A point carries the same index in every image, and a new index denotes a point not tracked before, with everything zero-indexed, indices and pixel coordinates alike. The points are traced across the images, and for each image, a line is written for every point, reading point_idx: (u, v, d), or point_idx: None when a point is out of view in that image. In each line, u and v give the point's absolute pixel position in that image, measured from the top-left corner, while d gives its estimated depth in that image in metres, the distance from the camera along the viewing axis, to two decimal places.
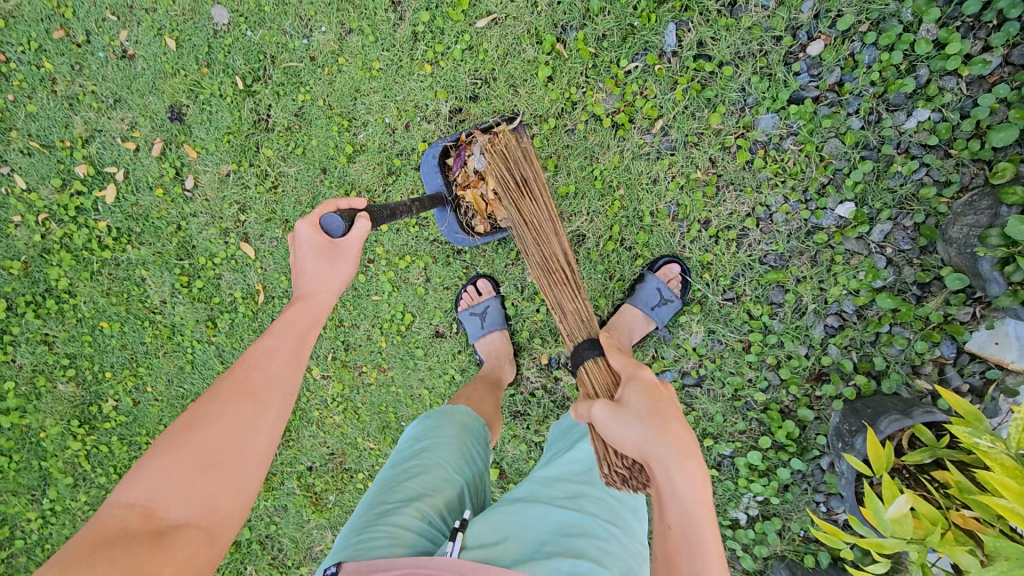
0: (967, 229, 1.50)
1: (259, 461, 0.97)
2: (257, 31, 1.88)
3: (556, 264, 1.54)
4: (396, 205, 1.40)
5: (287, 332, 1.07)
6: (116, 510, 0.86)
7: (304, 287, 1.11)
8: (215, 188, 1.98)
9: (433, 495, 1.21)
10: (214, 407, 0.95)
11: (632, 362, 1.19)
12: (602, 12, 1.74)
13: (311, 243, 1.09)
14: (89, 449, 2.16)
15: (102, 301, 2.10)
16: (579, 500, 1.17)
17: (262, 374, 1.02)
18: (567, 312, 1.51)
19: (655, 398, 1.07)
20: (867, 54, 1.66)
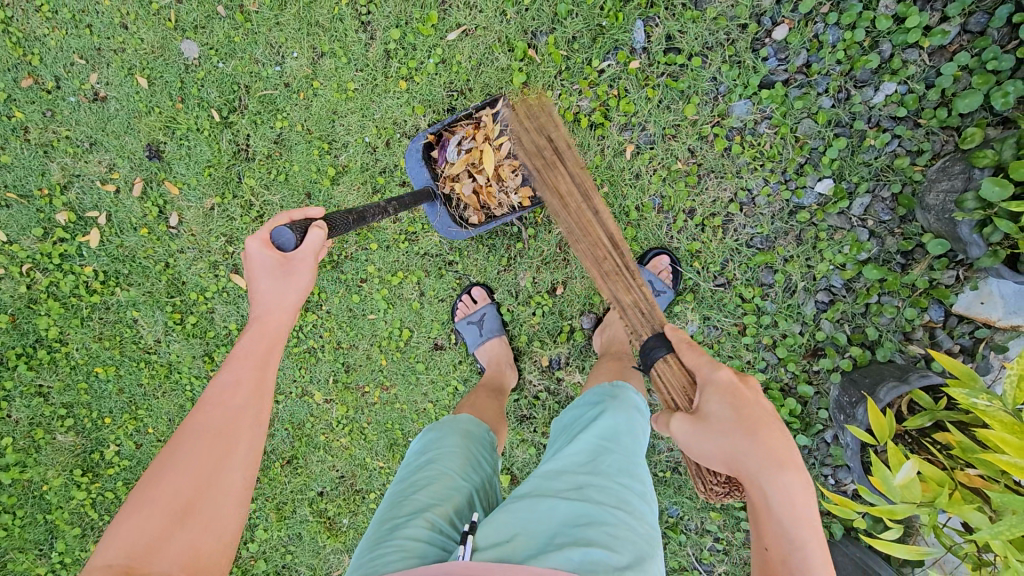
0: (944, 195, 1.55)
1: (235, 498, 0.99)
2: (229, 62, 1.88)
3: (603, 253, 1.56)
4: (366, 209, 1.41)
5: (246, 363, 1.12)
6: (93, 574, 0.84)
7: (259, 310, 1.17)
8: (200, 222, 1.97)
9: (440, 503, 1.22)
10: (180, 453, 0.97)
11: (707, 361, 1.20)
12: (570, 15, 1.77)
13: (265, 260, 1.14)
14: (94, 497, 2.13)
15: (95, 346, 2.08)
16: (584, 490, 1.17)
17: (224, 410, 1.04)
18: (627, 303, 1.50)
19: (735, 406, 1.10)
20: (831, 34, 1.70)
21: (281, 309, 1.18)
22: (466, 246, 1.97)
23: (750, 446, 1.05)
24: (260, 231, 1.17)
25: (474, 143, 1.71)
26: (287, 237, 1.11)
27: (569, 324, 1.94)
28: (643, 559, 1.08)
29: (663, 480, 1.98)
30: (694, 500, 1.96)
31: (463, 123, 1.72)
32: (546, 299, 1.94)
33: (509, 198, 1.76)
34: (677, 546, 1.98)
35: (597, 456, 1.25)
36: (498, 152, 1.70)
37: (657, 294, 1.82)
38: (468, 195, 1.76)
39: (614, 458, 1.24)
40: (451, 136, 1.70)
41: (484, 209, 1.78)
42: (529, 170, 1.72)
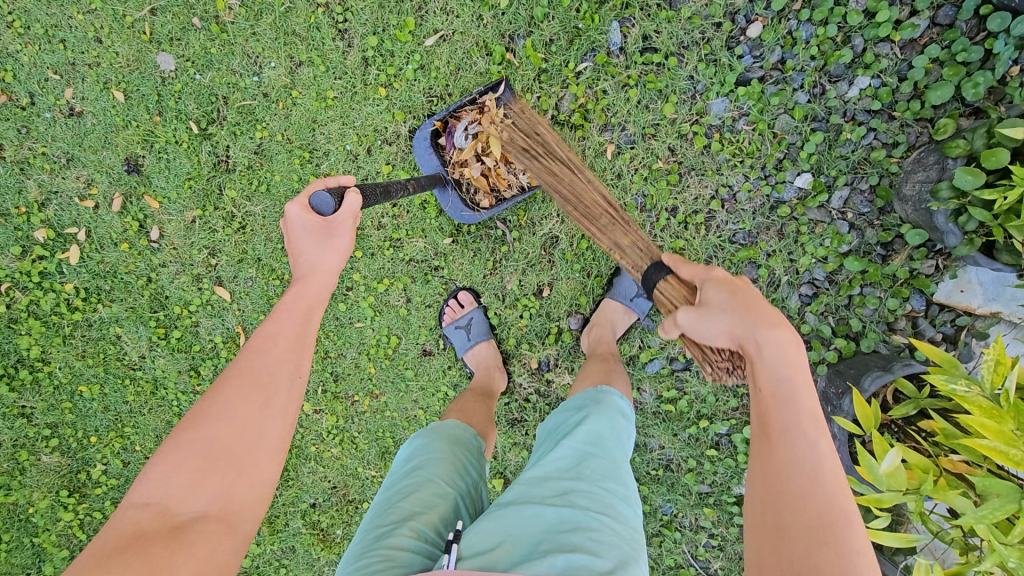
0: (919, 186, 1.58)
1: (272, 447, 1.00)
2: (206, 74, 1.87)
3: (596, 209, 1.56)
4: (391, 184, 1.44)
5: (290, 316, 1.14)
6: (131, 512, 0.88)
7: (302, 268, 1.19)
8: (182, 235, 1.95)
9: (426, 510, 1.21)
10: (220, 397, 0.99)
11: (699, 266, 1.23)
12: (547, 18, 1.78)
13: (304, 222, 1.18)
14: (82, 518, 2.10)
15: (79, 364, 2.05)
16: (569, 495, 1.17)
17: (267, 359, 1.06)
18: (626, 247, 1.53)
19: (733, 291, 1.12)
20: (804, 31, 1.72)
21: (322, 270, 1.20)
22: (450, 251, 1.97)
23: (738, 297, 1.09)
24: (302, 195, 1.20)
25: (480, 127, 1.70)
26: (325, 202, 1.15)
27: (557, 325, 1.94)
28: (627, 564, 1.08)
29: (656, 478, 1.98)
30: (686, 497, 1.96)
31: (468, 108, 1.72)
32: (533, 301, 1.94)
33: (519, 178, 1.75)
34: (672, 543, 1.98)
35: (582, 461, 1.25)
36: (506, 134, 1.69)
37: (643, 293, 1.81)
38: (478, 179, 1.76)
39: (599, 462, 1.25)
40: (457, 123, 1.70)
41: (494, 192, 1.79)
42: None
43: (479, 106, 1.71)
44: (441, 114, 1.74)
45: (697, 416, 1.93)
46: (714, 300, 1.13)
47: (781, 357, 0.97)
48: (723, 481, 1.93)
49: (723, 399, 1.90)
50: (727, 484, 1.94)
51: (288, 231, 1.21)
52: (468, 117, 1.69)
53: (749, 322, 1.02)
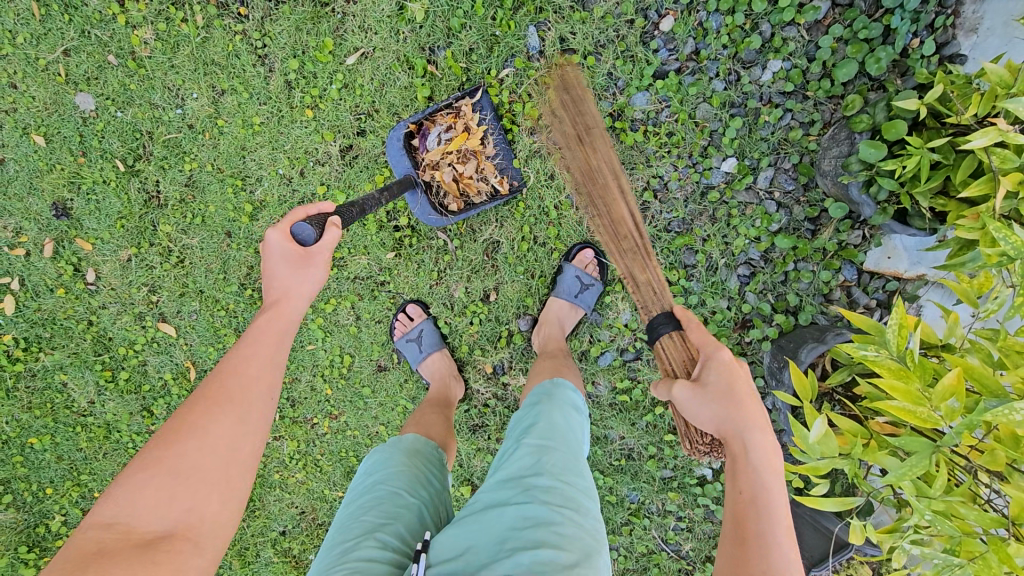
0: (835, 160, 1.64)
1: (243, 468, 0.98)
2: (128, 111, 1.84)
3: (625, 232, 1.91)
4: (365, 199, 1.46)
5: (265, 335, 1.12)
6: (92, 532, 0.85)
7: (278, 290, 1.17)
8: (119, 275, 1.91)
9: (390, 521, 1.20)
10: (192, 417, 0.97)
11: (711, 340, 1.33)
12: (464, 28, 1.80)
13: (284, 247, 1.17)
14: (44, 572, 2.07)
15: (26, 416, 2.01)
16: (530, 491, 1.15)
17: (239, 378, 1.04)
18: (669, 312, 1.63)
19: (728, 374, 1.24)
20: (714, 21, 1.77)
21: (300, 293, 1.19)
22: (395, 265, 1.97)
23: (734, 378, 1.22)
24: (282, 220, 1.19)
25: (453, 133, 1.78)
26: (309, 228, 1.18)
27: (507, 328, 1.96)
28: (592, 555, 1.08)
29: (619, 468, 2.01)
30: (652, 484, 1.99)
31: (442, 112, 1.79)
32: (481, 307, 1.96)
33: (489, 184, 1.84)
34: (642, 530, 2.01)
35: (542, 455, 1.23)
36: (478, 144, 1.80)
37: (586, 288, 1.84)
38: (449, 182, 1.80)
39: (559, 456, 1.23)
40: (431, 126, 1.75)
41: (463, 196, 1.83)
42: (507, 159, 1.85)
43: (454, 111, 1.79)
44: (413, 117, 1.77)
45: (653, 403, 1.96)
46: (710, 381, 1.26)
47: (763, 455, 1.09)
48: (684, 464, 1.97)
49: None
50: (688, 466, 1.97)
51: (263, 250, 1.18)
52: (442, 121, 1.76)
53: (738, 419, 1.15)
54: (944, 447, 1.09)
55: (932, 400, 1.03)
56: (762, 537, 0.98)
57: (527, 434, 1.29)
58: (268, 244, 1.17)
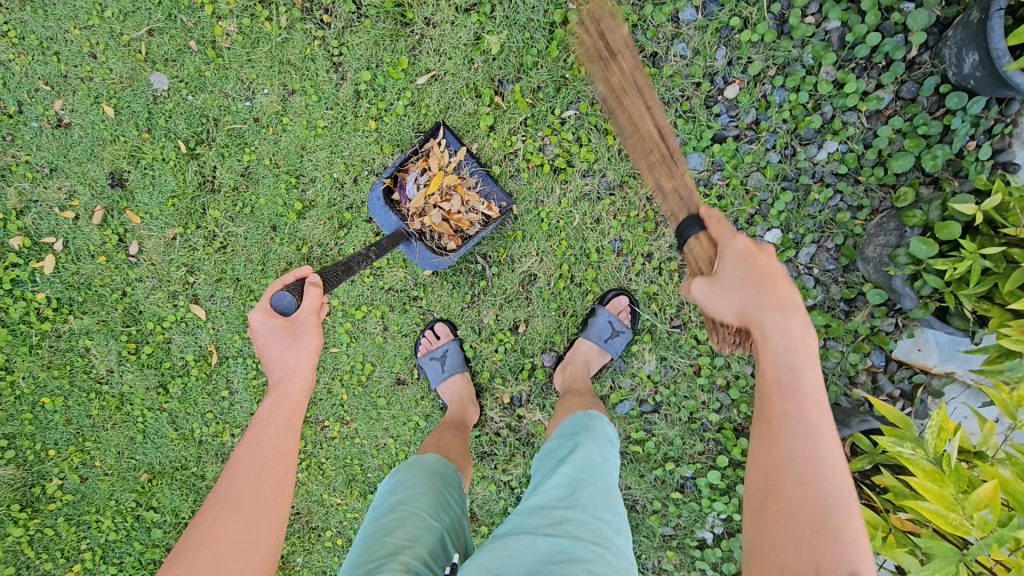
0: (880, 249, 1.66)
1: (256, 570, 1.01)
2: (198, 96, 1.89)
3: (651, 142, 1.56)
4: (352, 257, 1.49)
5: (268, 425, 1.16)
6: None
7: (277, 371, 1.21)
8: (161, 252, 1.94)
9: (413, 545, 1.20)
10: (201, 532, 1.00)
11: (729, 230, 1.21)
12: (535, 66, 1.84)
13: (270, 327, 1.20)
14: (32, 534, 2.08)
15: (43, 375, 2.03)
16: (563, 525, 1.16)
17: (243, 479, 1.07)
18: (668, 191, 1.53)
19: (750, 263, 1.11)
20: (778, 95, 1.81)
21: (299, 369, 1.22)
22: (430, 282, 1.99)
23: (754, 267, 1.10)
24: (263, 297, 1.22)
25: (429, 175, 1.79)
26: (286, 299, 1.20)
27: (531, 361, 1.97)
28: None
29: None
30: (651, 539, 1.98)
31: (411, 160, 1.80)
32: (509, 336, 1.97)
33: (479, 213, 1.83)
34: None
35: (575, 488, 1.23)
36: (454, 180, 1.81)
37: (616, 334, 1.85)
38: (440, 223, 1.78)
39: (593, 490, 1.23)
40: (406, 175, 1.76)
41: (458, 233, 1.81)
42: (489, 183, 1.84)
43: (422, 156, 1.80)
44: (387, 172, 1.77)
45: (664, 458, 1.97)
46: (726, 272, 1.14)
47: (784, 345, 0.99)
48: (687, 524, 1.97)
49: (690, 443, 1.94)
50: (690, 527, 1.97)
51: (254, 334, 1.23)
52: (415, 167, 1.77)
53: (760, 303, 1.04)
54: (971, 556, 1.09)
55: (964, 508, 1.02)
56: (784, 418, 0.93)
57: (562, 464, 1.30)
58: (254, 326, 1.21)
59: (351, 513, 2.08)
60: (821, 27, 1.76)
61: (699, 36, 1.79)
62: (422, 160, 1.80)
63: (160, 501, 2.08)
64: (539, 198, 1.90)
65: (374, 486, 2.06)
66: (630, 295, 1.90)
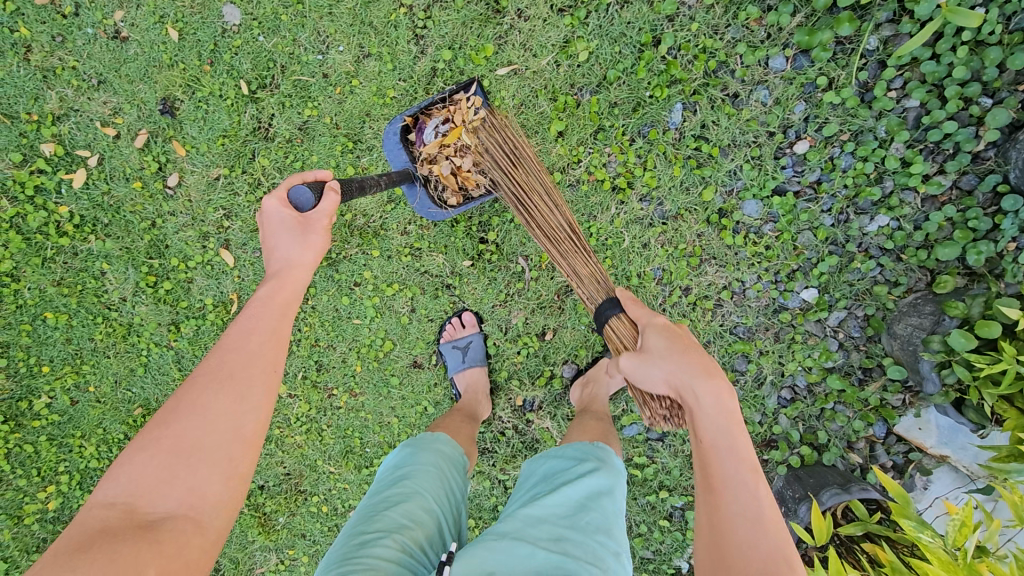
0: (911, 329, 1.71)
1: (244, 446, 0.97)
2: (270, 38, 1.82)
3: (562, 234, 1.64)
4: (365, 179, 1.42)
5: (267, 308, 1.12)
6: (96, 510, 0.87)
7: (278, 262, 1.17)
8: (200, 190, 1.88)
9: (412, 526, 1.21)
10: (185, 402, 0.96)
11: (645, 311, 1.41)
12: (618, 81, 1.83)
13: (282, 216, 1.17)
14: (10, 448, 2.02)
15: (51, 291, 1.95)
16: (562, 542, 1.18)
17: (239, 355, 1.03)
18: (584, 276, 1.63)
19: (670, 337, 1.31)
20: (845, 160, 1.83)
21: (300, 264, 1.17)
22: (467, 273, 1.97)
23: (675, 340, 1.30)
24: (279, 188, 1.20)
25: (451, 126, 1.66)
26: (305, 196, 1.16)
27: (551, 369, 1.98)
28: None
29: None
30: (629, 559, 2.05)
31: (438, 105, 1.67)
32: (534, 341, 1.98)
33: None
34: None
35: (578, 511, 1.25)
36: (473, 137, 1.67)
37: None
38: (448, 177, 1.73)
39: (595, 514, 1.25)
40: (428, 119, 1.66)
41: (464, 191, 1.76)
42: (511, 154, 1.69)
43: (450, 104, 1.66)
44: (409, 110, 1.67)
45: (658, 485, 2.02)
46: (655, 347, 1.31)
47: (715, 414, 1.13)
48: (666, 550, 2.04)
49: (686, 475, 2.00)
50: (669, 554, 2.04)
51: (264, 219, 1.19)
52: (438, 114, 1.65)
53: (685, 374, 1.20)
54: None
55: None
56: (724, 483, 1.05)
57: (568, 484, 1.30)
58: (266, 213, 1.19)
59: (342, 484, 2.07)
60: (901, 102, 1.77)
61: (784, 86, 1.80)
62: (447, 107, 1.66)
63: None
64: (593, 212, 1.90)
65: (370, 461, 2.06)
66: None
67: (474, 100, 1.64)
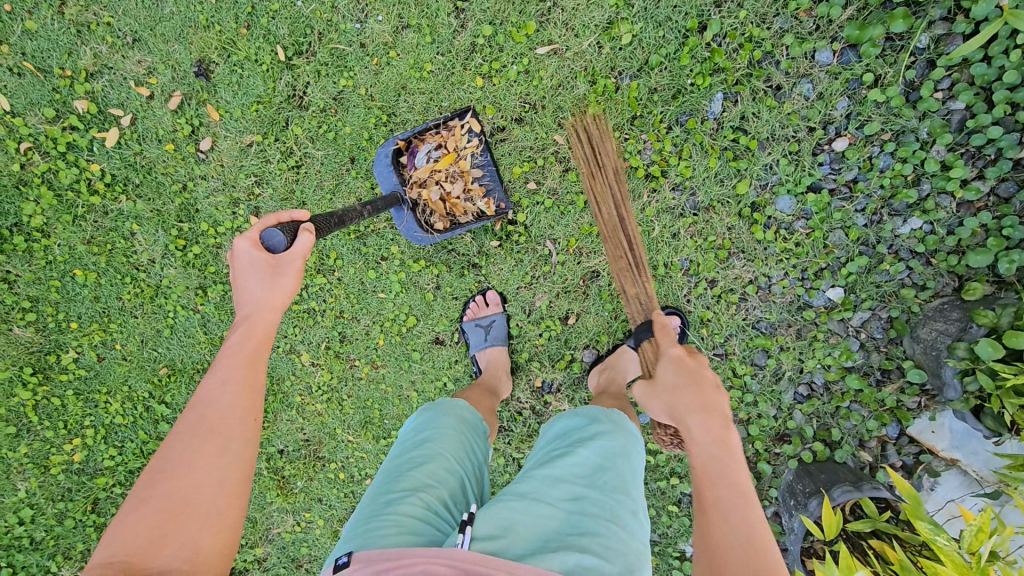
0: (936, 334, 1.72)
1: (232, 497, 0.97)
2: (308, 4, 1.81)
3: (619, 252, 1.66)
4: (346, 210, 1.46)
5: (238, 356, 1.12)
6: (93, 572, 0.83)
7: (247, 307, 1.16)
8: (233, 155, 1.89)
9: (434, 486, 1.23)
10: (171, 457, 0.96)
11: (662, 332, 1.40)
12: (659, 66, 1.81)
13: (253, 258, 1.16)
14: (38, 400, 2.06)
15: (81, 248, 1.98)
16: (581, 501, 1.19)
17: (218, 408, 1.03)
18: (630, 296, 1.64)
19: (680, 368, 1.28)
20: (883, 160, 1.80)
21: (270, 305, 1.17)
22: (494, 253, 1.98)
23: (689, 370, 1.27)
24: (251, 230, 1.20)
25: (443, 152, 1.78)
26: (277, 238, 1.17)
27: (571, 353, 2.00)
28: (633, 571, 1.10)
29: None
30: None
31: (431, 131, 1.79)
32: (557, 325, 1.99)
33: (474, 207, 1.85)
34: None
35: (597, 470, 1.26)
36: (464, 165, 1.80)
37: None
38: (435, 202, 1.81)
39: (613, 473, 1.25)
40: (421, 144, 1.75)
41: (449, 216, 1.85)
42: (496, 183, 1.82)
43: (445, 130, 1.79)
44: (404, 133, 1.77)
45: (670, 472, 2.06)
46: (661, 373, 1.32)
47: (709, 439, 1.14)
48: (673, 534, 2.08)
49: None
50: (675, 538, 2.08)
51: (232, 263, 1.18)
52: (432, 140, 1.76)
53: (684, 404, 1.20)
54: None
55: None
56: (717, 505, 1.06)
57: (585, 444, 1.32)
58: (236, 257, 1.18)
59: (360, 453, 2.11)
60: (947, 104, 1.73)
61: (829, 80, 1.77)
62: (441, 133, 1.77)
63: (173, 398, 2.06)
64: None
65: (388, 432, 2.09)
66: (682, 317, 1.93)
67: (469, 127, 1.78)
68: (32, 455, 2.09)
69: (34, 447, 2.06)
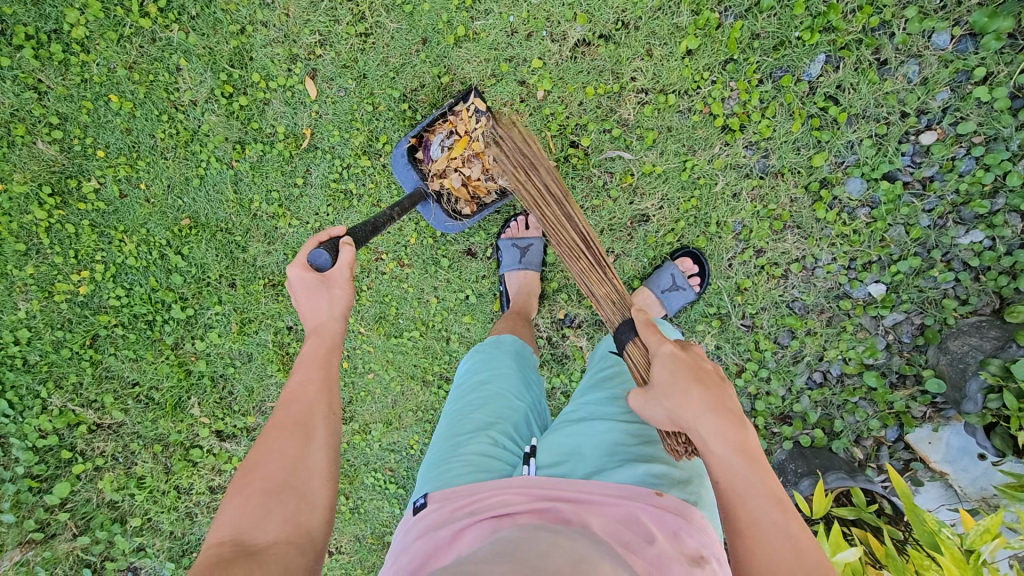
0: (968, 348, 1.69)
1: (322, 477, 1.02)
2: None
3: (581, 249, 1.46)
4: (378, 218, 1.48)
5: (311, 362, 1.14)
6: (210, 550, 0.90)
7: (313, 322, 1.17)
8: (301, 7, 1.83)
9: (499, 420, 1.26)
10: (265, 447, 1.01)
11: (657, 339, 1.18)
12: (768, 11, 1.73)
13: (303, 281, 1.15)
14: (52, 223, 1.99)
15: (121, 72, 1.89)
16: (638, 411, 1.23)
17: (296, 405, 1.07)
18: (600, 296, 1.43)
19: (685, 371, 1.09)
20: (966, 164, 1.73)
21: (333, 320, 1.18)
22: None
23: (714, 396, 1.04)
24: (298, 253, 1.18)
25: (455, 138, 1.77)
26: (321, 258, 1.15)
27: None
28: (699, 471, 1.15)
29: None
30: None
31: (440, 122, 1.79)
32: None
33: (499, 183, 1.80)
34: None
35: None
36: (479, 146, 1.76)
37: (676, 288, 1.85)
38: (459, 188, 1.79)
39: None
40: (432, 136, 1.77)
41: (476, 200, 1.82)
42: None
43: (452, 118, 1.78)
44: (415, 131, 1.79)
45: None
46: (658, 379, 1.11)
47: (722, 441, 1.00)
48: None
49: None
50: None
51: (291, 292, 1.19)
52: (442, 129, 1.76)
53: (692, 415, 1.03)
54: None
55: None
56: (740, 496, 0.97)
57: (628, 366, 1.36)
58: (291, 283, 1.18)
59: (367, 346, 2.09)
60: None
61: (938, 66, 1.69)
62: (450, 121, 1.76)
63: (190, 252, 2.00)
64: (694, 146, 1.84)
65: (400, 331, 2.06)
66: (699, 258, 1.87)
67: (475, 107, 1.75)
68: (36, 278, 2.04)
69: (41, 271, 2.00)
